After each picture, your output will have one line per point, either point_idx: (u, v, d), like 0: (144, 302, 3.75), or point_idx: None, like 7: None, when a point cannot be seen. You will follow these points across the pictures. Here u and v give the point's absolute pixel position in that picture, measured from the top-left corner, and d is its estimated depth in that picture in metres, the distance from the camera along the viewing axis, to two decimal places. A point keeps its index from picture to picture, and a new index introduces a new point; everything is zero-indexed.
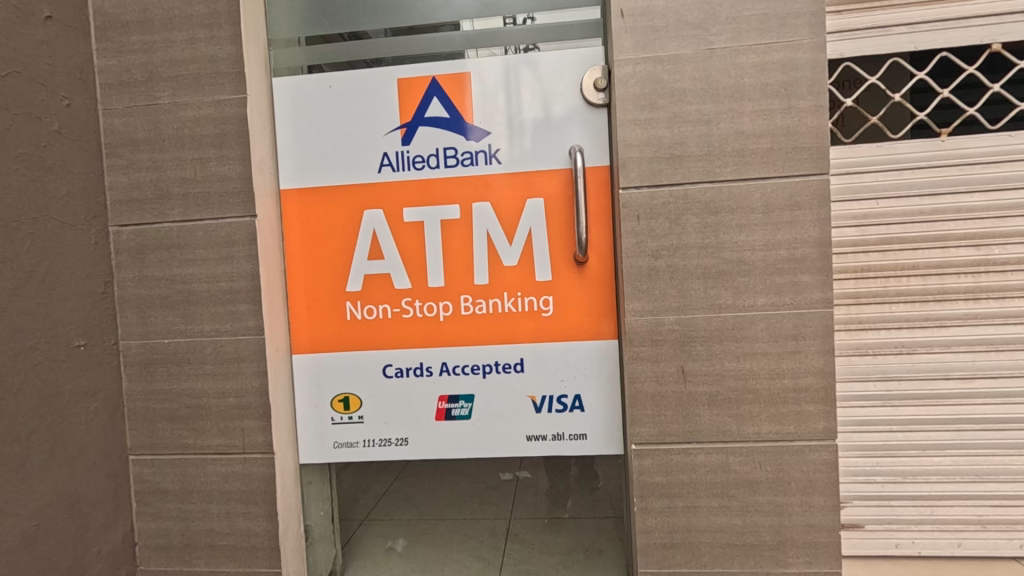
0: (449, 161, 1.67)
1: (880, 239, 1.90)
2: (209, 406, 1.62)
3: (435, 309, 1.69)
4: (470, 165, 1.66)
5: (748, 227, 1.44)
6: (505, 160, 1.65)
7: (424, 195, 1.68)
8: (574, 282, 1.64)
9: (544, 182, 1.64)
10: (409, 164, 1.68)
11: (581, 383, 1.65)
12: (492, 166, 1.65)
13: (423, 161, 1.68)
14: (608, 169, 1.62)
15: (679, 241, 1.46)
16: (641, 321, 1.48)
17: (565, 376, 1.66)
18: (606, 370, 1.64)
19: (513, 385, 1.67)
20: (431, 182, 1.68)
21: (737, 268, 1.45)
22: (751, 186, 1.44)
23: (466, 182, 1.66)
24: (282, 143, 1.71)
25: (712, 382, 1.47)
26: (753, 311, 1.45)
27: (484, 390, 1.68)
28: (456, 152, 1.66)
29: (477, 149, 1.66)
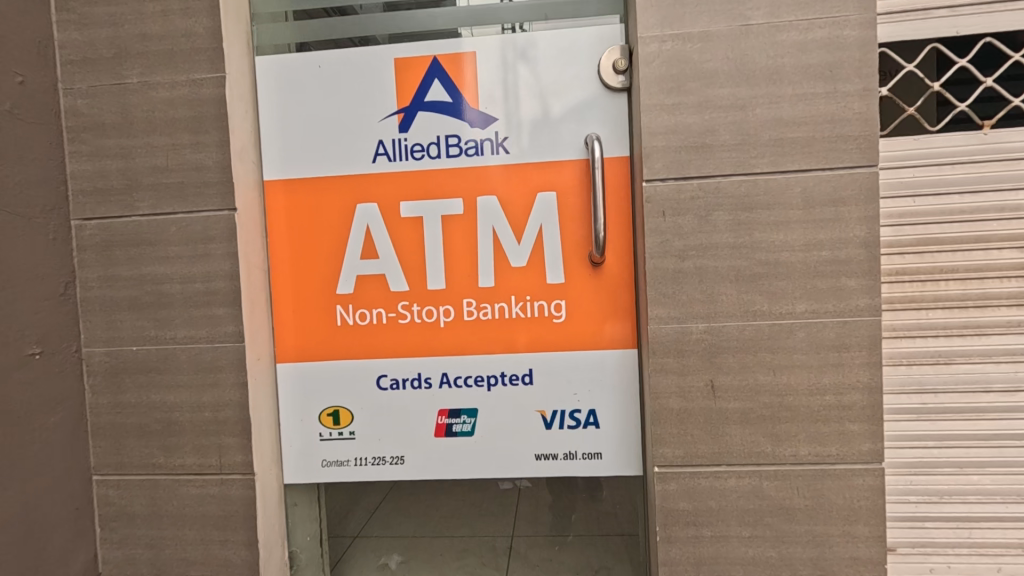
0: (451, 150, 1.51)
1: (917, 239, 1.61)
2: (182, 421, 1.46)
3: (435, 314, 1.53)
4: (475, 155, 1.50)
5: (788, 225, 1.29)
6: (513, 149, 1.49)
7: (424, 188, 1.52)
8: (588, 286, 1.49)
9: (556, 174, 1.48)
10: (407, 153, 1.52)
11: (595, 396, 1.50)
12: (499, 156, 1.50)
13: (423, 151, 1.52)
14: (627, 160, 1.47)
15: (710, 239, 1.30)
16: (666, 329, 1.32)
17: (578, 389, 1.50)
18: (623, 382, 1.49)
19: (521, 398, 1.51)
20: (431, 174, 1.52)
21: (773, 271, 1.29)
22: (791, 179, 1.28)
23: (470, 173, 1.51)
24: (266, 129, 1.54)
25: (745, 397, 1.32)
26: (791, 319, 1.30)
27: (488, 404, 1.52)
28: (459, 140, 1.50)
29: (482, 137, 1.50)
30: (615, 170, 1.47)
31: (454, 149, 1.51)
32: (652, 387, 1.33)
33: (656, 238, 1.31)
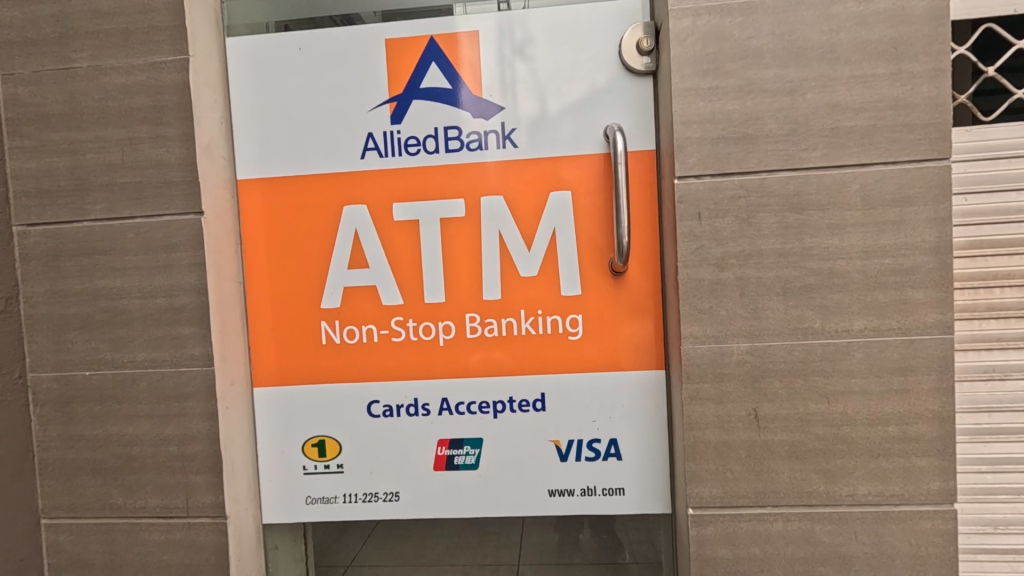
0: (451, 144, 1.32)
1: (967, 242, 1.34)
2: (143, 457, 1.27)
3: (433, 331, 1.35)
4: (478, 149, 1.32)
5: (844, 229, 1.11)
6: (522, 143, 1.31)
7: (420, 187, 1.33)
8: (609, 298, 1.31)
9: (571, 171, 1.30)
10: (401, 148, 1.33)
11: (617, 424, 1.31)
12: (505, 150, 1.31)
13: (419, 145, 1.33)
14: (653, 155, 1.29)
15: (754, 246, 1.12)
16: (702, 350, 1.14)
17: (597, 417, 1.32)
18: (648, 407, 1.31)
19: (532, 426, 1.33)
20: (429, 172, 1.33)
21: (828, 282, 1.11)
22: (849, 174, 1.10)
23: (473, 171, 1.32)
24: (239, 122, 1.35)
25: (794, 429, 1.13)
26: (848, 337, 1.12)
27: (495, 433, 1.34)
28: (460, 133, 1.32)
29: (487, 129, 1.31)
30: (639, 167, 1.29)
31: (455, 143, 1.32)
32: (686, 417, 1.15)
33: (692, 244, 1.13)
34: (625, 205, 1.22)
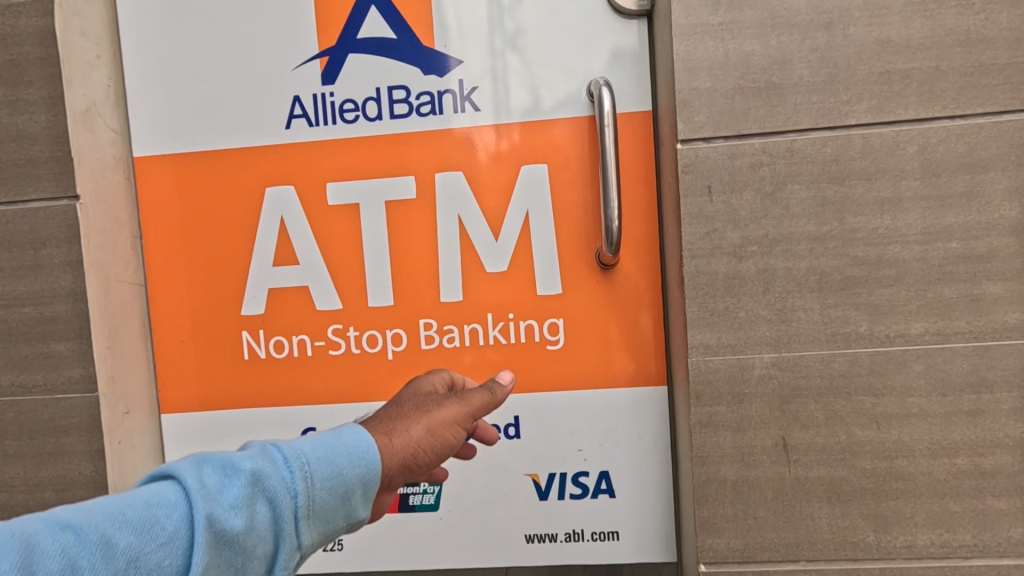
0: (396, 108, 1.06)
1: None
2: (11, 505, 1.05)
3: (380, 342, 1.09)
4: (431, 115, 1.05)
5: (898, 204, 0.85)
6: (485, 107, 1.05)
7: (359, 164, 1.07)
8: (596, 299, 1.05)
9: (547, 140, 1.04)
10: (335, 114, 1.07)
11: (609, 454, 1.06)
12: (465, 116, 1.05)
13: (358, 110, 1.06)
14: (649, 119, 1.03)
15: (782, 229, 0.87)
16: (716, 363, 0.89)
17: (583, 444, 1.06)
18: (646, 430, 1.05)
19: (504, 457, 1.08)
20: (370, 145, 1.07)
21: (878, 274, 0.86)
22: (904, 133, 0.85)
23: (424, 142, 1.06)
24: (133, 85, 1.08)
25: (836, 463, 0.88)
26: (905, 345, 0.86)
27: (459, 466, 1.09)
28: (408, 94, 1.05)
29: (441, 88, 1.05)
30: (632, 135, 1.03)
31: (402, 106, 1.06)
32: (695, 449, 0.90)
33: (702, 227, 0.88)
34: (614, 180, 0.96)
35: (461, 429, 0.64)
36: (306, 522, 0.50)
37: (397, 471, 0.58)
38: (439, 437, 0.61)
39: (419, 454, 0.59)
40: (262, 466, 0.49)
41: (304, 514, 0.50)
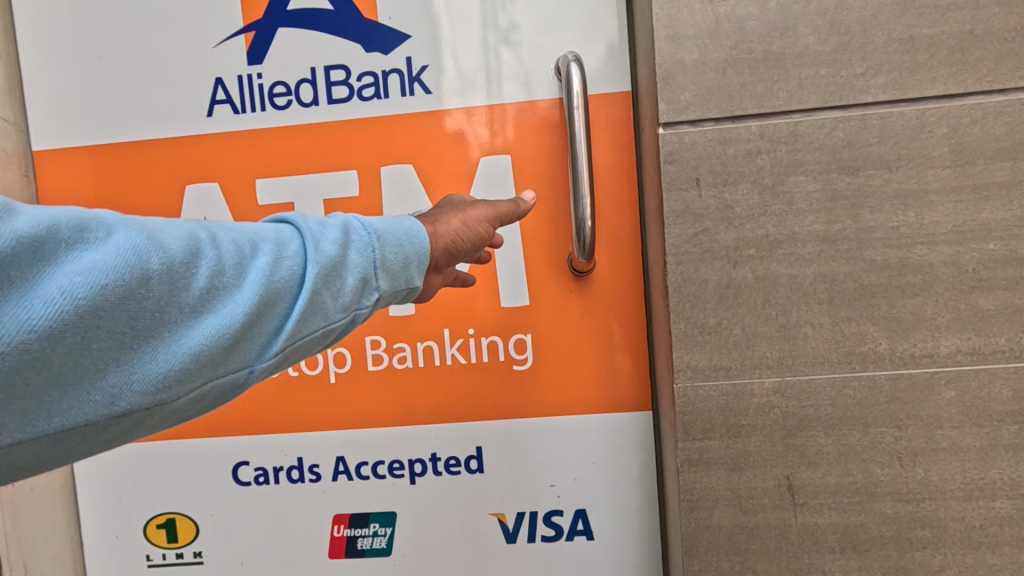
0: (335, 92, 0.91)
1: None
2: None
3: (320, 363, 0.94)
4: (376, 99, 0.91)
5: (924, 198, 0.71)
6: (438, 89, 0.90)
7: (293, 157, 0.92)
8: (569, 312, 0.90)
9: (510, 128, 0.90)
10: (265, 99, 0.92)
11: (586, 490, 0.92)
12: (414, 99, 0.90)
13: (290, 94, 0.92)
14: (627, 102, 0.88)
15: (785, 229, 0.73)
16: (706, 389, 0.75)
17: (556, 479, 0.92)
18: (627, 461, 0.91)
19: (466, 494, 0.93)
20: (305, 135, 0.92)
21: (900, 282, 0.72)
22: (930, 113, 0.70)
23: (367, 132, 0.91)
24: (29, 68, 0.93)
25: (851, 507, 0.74)
26: (932, 367, 0.72)
27: (413, 505, 0.94)
28: (348, 74, 0.90)
29: (386, 67, 0.90)
30: (607, 121, 0.88)
31: (341, 89, 0.91)
32: (683, 491, 0.76)
33: (690, 226, 0.74)
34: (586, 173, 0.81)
35: (490, 227, 0.65)
36: (392, 279, 0.50)
37: (443, 255, 0.59)
38: (474, 230, 0.63)
39: (459, 240, 0.60)
40: (357, 226, 0.50)
41: (392, 271, 0.50)
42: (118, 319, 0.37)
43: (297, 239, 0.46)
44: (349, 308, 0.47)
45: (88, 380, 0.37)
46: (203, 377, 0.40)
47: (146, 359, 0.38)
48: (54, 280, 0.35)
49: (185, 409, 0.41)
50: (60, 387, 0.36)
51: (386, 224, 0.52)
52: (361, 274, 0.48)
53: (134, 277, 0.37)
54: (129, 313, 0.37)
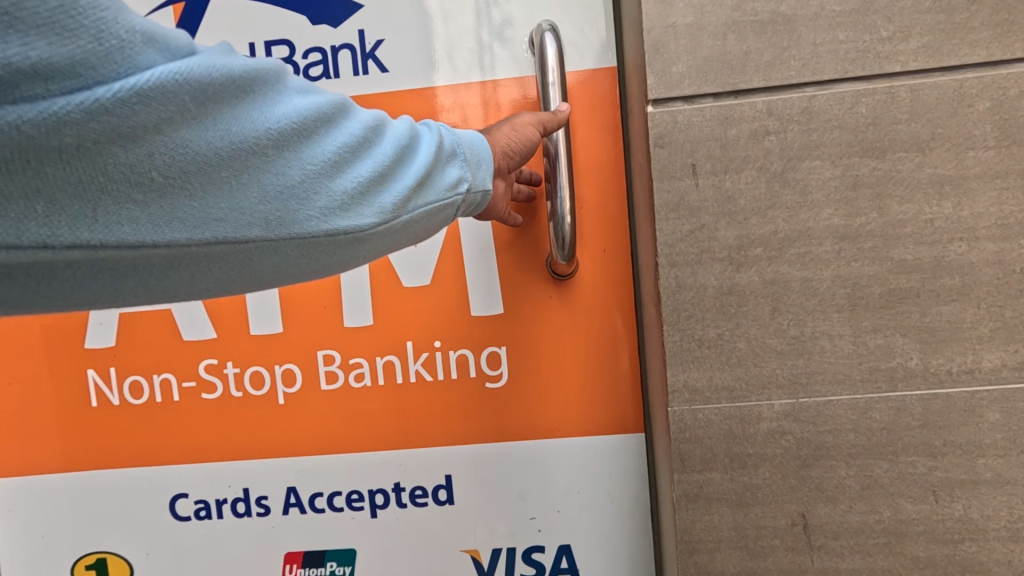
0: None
1: None
2: None
3: (267, 381, 0.83)
4: (325, 78, 0.78)
5: (963, 185, 0.59)
6: (398, 67, 0.77)
7: None
8: (549, 322, 0.79)
9: (480, 110, 0.77)
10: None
11: (571, 524, 0.80)
12: (368, 79, 0.77)
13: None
14: (614, 79, 0.76)
15: (797, 224, 0.61)
16: (706, 413, 0.64)
17: (536, 512, 0.81)
18: (617, 488, 0.79)
19: (434, 528, 0.82)
20: None
21: (935, 286, 0.60)
22: (971, 83, 0.59)
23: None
24: None
25: (877, 550, 0.63)
26: (973, 385, 0.61)
27: (375, 541, 0.83)
28: (292, 50, 0.77)
29: (336, 42, 0.77)
30: (590, 101, 0.76)
31: (284, 68, 0.78)
32: (680, 532, 0.65)
33: (686, 222, 0.62)
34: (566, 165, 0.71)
35: (540, 130, 0.64)
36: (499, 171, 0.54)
37: (499, 160, 0.61)
38: (526, 132, 0.63)
39: (514, 143, 0.61)
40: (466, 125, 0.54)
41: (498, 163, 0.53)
42: (316, 146, 0.39)
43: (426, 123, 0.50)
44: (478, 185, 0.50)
45: (292, 198, 0.37)
46: (385, 214, 0.42)
47: (341, 186, 0.40)
48: (271, 102, 0.38)
49: (363, 247, 0.42)
50: (272, 196, 0.37)
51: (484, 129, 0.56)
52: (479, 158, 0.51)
53: (322, 117, 0.40)
54: (320, 145, 0.40)
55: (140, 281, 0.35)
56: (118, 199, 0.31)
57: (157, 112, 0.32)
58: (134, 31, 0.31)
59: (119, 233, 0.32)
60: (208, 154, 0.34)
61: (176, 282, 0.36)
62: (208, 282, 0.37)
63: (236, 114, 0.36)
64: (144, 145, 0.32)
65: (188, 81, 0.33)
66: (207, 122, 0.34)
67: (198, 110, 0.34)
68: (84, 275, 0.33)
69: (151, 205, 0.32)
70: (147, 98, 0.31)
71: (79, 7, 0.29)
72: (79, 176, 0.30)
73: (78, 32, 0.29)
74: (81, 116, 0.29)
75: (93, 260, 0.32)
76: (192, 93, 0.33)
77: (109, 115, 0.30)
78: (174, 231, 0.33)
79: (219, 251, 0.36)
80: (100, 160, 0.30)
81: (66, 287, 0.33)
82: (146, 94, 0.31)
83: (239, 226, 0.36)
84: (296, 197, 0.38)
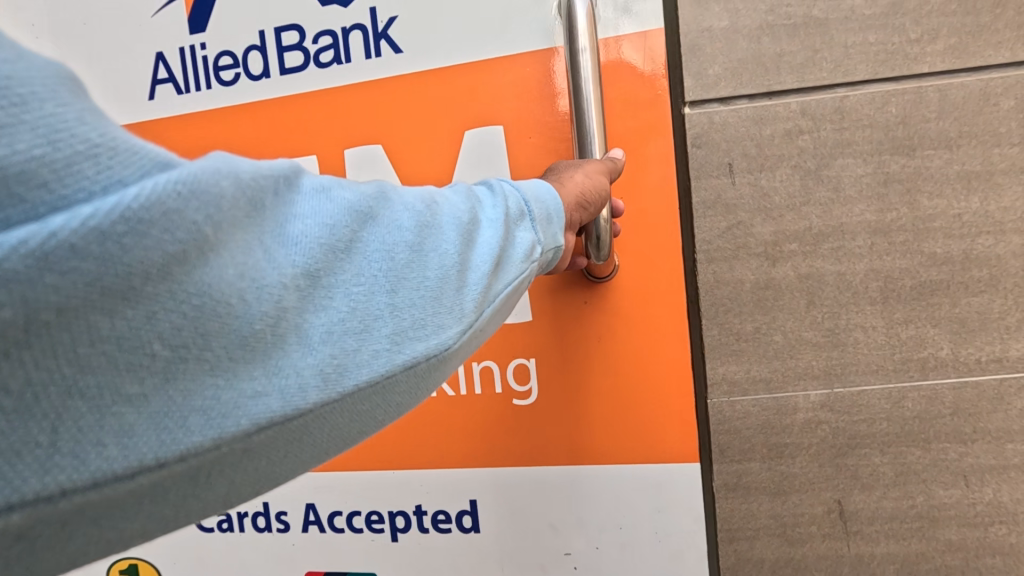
0: (287, 59, 0.80)
1: None
2: None
3: None
4: (335, 64, 0.79)
5: (990, 180, 0.62)
6: (408, 46, 0.77)
7: (254, 135, 0.83)
8: (583, 332, 0.69)
9: (497, 87, 0.75)
10: (210, 75, 0.83)
11: (609, 563, 0.69)
12: (380, 61, 0.78)
13: (237, 66, 0.82)
14: (659, 53, 0.65)
15: (831, 220, 0.63)
16: (744, 407, 0.66)
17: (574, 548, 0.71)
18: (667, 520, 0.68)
19: (460, 557, 0.75)
20: (263, 111, 0.82)
21: (964, 277, 0.63)
22: (996, 83, 0.61)
23: (328, 107, 0.80)
24: None
25: (910, 534, 0.65)
26: (1001, 373, 0.63)
27: (398, 567, 0.77)
28: (301, 36, 0.79)
29: (346, 24, 0.78)
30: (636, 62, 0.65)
31: (295, 55, 0.80)
32: (719, 522, 0.67)
33: (723, 219, 0.65)
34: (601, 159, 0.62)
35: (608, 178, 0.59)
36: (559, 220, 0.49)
37: (572, 211, 0.54)
38: (597, 180, 0.57)
39: (588, 192, 0.55)
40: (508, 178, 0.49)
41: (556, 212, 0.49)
42: (356, 264, 0.34)
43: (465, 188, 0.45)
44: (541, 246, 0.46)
45: (348, 337, 0.33)
46: (466, 321, 0.38)
47: (400, 303, 0.35)
48: (289, 223, 0.33)
49: (441, 366, 0.37)
50: (325, 340, 0.32)
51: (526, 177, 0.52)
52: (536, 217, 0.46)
53: (353, 224, 0.35)
54: (359, 258, 0.34)
55: (147, 517, 0.28)
56: (94, 402, 0.25)
57: (167, 246, 0.26)
58: (97, 142, 0.26)
59: (103, 458, 0.26)
60: (236, 310, 0.29)
61: (208, 500, 0.30)
62: (252, 482, 0.31)
63: (257, 242, 0.31)
64: (145, 302, 0.26)
65: (196, 191, 0.27)
66: (229, 254, 0.29)
67: (218, 237, 0.28)
68: (63, 538, 0.26)
69: (152, 398, 0.27)
70: (151, 230, 0.26)
71: (19, 100, 0.24)
72: (42, 371, 0.24)
73: (19, 129, 0.24)
74: (34, 268, 0.23)
75: (68, 513, 0.25)
76: (202, 210, 0.28)
77: (90, 257, 0.24)
78: (196, 422, 0.28)
79: (270, 438, 0.30)
80: (73, 343, 0.25)
81: (78, 544, 0.27)
82: (140, 220, 0.25)
83: (292, 394, 0.30)
84: (357, 323, 0.33)
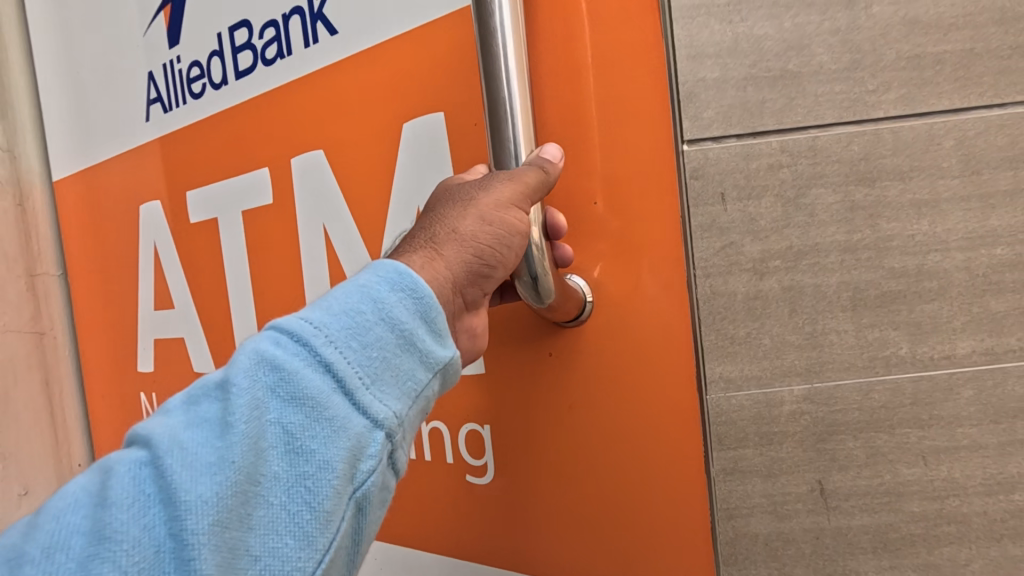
0: (242, 60, 0.97)
1: None
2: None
3: None
4: (279, 57, 0.93)
5: (937, 207, 0.74)
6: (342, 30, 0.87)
7: (244, 133, 0.99)
8: (562, 398, 0.81)
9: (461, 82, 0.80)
10: (184, 87, 1.04)
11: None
12: (320, 45, 0.89)
13: (202, 76, 1.02)
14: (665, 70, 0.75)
15: (808, 240, 0.75)
16: (742, 402, 0.77)
17: None
18: (639, 548, 0.78)
19: None
20: (238, 114, 0.99)
21: (919, 288, 0.75)
22: (938, 126, 0.74)
23: (335, 112, 0.90)
24: (51, 117, 1.29)
25: (880, 508, 0.76)
26: (951, 368, 0.75)
27: None
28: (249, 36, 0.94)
29: (283, 18, 0.91)
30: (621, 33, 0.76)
31: (245, 55, 0.96)
32: (720, 502, 0.77)
33: (717, 240, 0.76)
34: (526, 162, 0.66)
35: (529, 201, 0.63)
36: (373, 374, 0.47)
37: (470, 260, 0.58)
38: (499, 219, 0.60)
39: (484, 238, 0.59)
40: (249, 391, 0.44)
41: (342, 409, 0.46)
42: None
43: (66, 565, 0.38)
44: (310, 502, 0.44)
45: None
46: None
47: None
48: None
49: None
50: None
51: (292, 347, 0.46)
52: (288, 470, 0.44)
53: None
54: None
55: None
56: None
57: None
58: None
59: None
60: None
61: None
62: None
63: None
64: None
65: None
66: None
67: None
68: None
69: None
70: None
71: None
72: None
73: None
74: None
75: None
76: None
77: None
78: None
79: None
80: None
81: None
82: None
83: None
84: None
